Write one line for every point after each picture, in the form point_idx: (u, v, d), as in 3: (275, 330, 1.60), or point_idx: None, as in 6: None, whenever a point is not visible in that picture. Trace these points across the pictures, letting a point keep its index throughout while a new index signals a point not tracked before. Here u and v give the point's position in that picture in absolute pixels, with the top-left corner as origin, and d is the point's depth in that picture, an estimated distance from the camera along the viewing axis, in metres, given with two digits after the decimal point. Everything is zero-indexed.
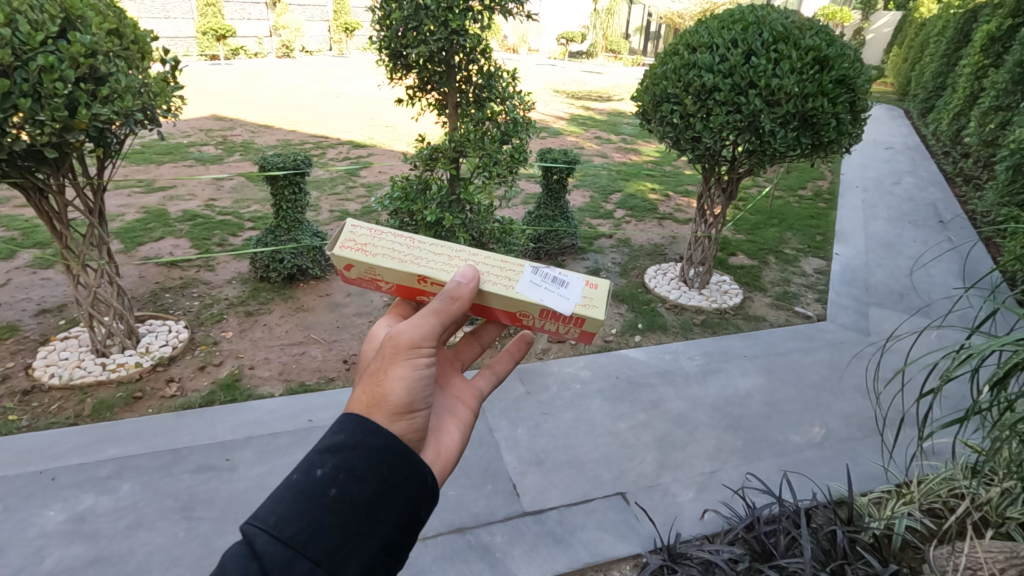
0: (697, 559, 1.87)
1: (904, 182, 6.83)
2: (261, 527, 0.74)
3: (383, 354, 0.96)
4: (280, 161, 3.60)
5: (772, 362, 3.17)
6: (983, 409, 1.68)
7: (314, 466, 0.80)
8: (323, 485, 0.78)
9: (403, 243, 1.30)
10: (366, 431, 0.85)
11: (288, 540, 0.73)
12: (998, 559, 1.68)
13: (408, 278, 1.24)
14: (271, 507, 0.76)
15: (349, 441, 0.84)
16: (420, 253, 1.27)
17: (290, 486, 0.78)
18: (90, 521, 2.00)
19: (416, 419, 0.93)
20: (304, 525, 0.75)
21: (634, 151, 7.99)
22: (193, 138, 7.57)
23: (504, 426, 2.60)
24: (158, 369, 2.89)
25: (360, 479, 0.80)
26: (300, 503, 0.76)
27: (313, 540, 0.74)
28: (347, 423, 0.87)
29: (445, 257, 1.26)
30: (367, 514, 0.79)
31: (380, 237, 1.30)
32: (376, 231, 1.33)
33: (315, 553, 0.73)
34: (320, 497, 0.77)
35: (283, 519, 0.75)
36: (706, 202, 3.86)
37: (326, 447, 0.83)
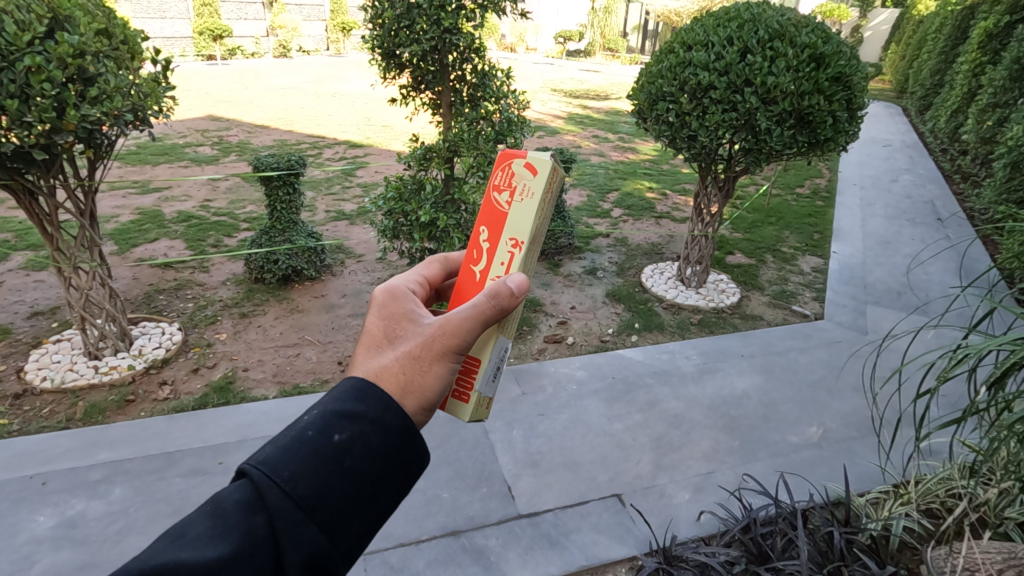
0: (693, 562, 1.85)
1: (902, 180, 6.81)
2: (274, 482, 0.72)
3: (424, 346, 0.92)
4: (274, 162, 3.58)
5: (770, 361, 3.15)
6: (980, 409, 1.67)
7: (333, 429, 0.77)
8: (340, 453, 0.76)
9: None
10: (389, 408, 0.82)
11: (299, 502, 0.72)
12: (996, 561, 1.66)
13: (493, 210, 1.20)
14: (287, 460, 0.74)
15: (369, 414, 0.81)
16: None
17: (306, 444, 0.75)
18: (80, 526, 1.99)
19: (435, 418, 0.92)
20: (316, 490, 0.73)
21: (632, 150, 7.97)
22: (189, 138, 7.55)
23: (500, 428, 2.58)
24: (151, 371, 2.87)
25: (375, 452, 0.78)
26: (316, 466, 0.74)
27: (322, 508, 0.73)
28: (369, 393, 0.83)
29: None
30: (375, 487, 0.78)
31: None
32: None
33: (321, 519, 0.72)
34: (334, 465, 0.75)
35: (297, 477, 0.73)
36: (703, 201, 3.85)
37: (345, 412, 0.80)
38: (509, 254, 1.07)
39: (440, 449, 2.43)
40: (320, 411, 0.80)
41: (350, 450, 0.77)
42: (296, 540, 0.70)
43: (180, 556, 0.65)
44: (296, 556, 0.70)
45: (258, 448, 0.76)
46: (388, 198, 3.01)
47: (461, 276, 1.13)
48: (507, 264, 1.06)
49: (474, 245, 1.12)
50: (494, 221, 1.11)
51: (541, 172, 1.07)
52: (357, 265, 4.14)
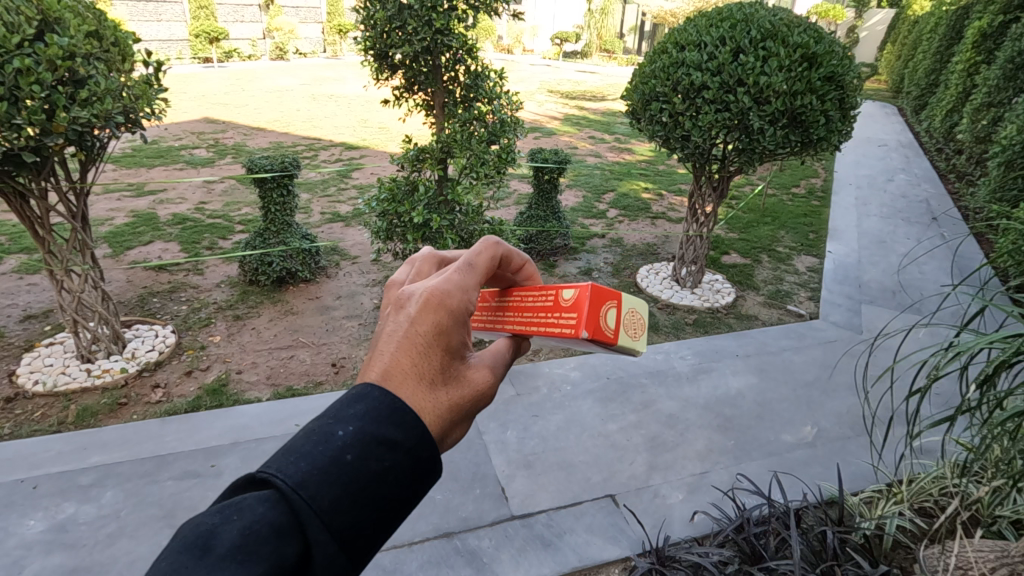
0: (686, 562, 1.84)
1: (897, 180, 6.83)
2: (311, 512, 0.58)
3: (468, 404, 0.78)
4: (268, 164, 3.57)
5: (764, 361, 3.15)
6: (972, 407, 1.65)
7: (376, 456, 0.62)
8: (383, 481, 0.62)
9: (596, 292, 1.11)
10: (433, 437, 0.67)
11: (336, 540, 0.59)
12: (988, 559, 1.65)
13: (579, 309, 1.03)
14: (325, 487, 0.59)
15: (415, 437, 0.66)
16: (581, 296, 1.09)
17: (347, 469, 0.61)
18: (70, 530, 1.98)
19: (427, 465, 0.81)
20: (354, 524, 0.60)
21: (628, 151, 7.99)
22: (185, 141, 7.54)
23: (493, 429, 2.58)
24: (144, 374, 2.86)
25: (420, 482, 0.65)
26: (360, 498, 0.60)
27: (359, 543, 0.61)
28: (411, 417, 0.67)
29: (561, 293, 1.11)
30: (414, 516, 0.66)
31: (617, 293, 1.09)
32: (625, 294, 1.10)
33: (357, 555, 0.60)
34: (377, 493, 0.62)
35: (334, 510, 0.59)
36: (697, 201, 3.84)
37: (389, 435, 0.64)
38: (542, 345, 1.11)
39: None
40: (359, 426, 0.64)
41: (393, 479, 0.63)
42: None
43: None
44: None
45: (288, 461, 0.61)
46: (382, 199, 3.01)
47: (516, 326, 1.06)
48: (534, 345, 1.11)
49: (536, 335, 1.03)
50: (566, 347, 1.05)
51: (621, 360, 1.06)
52: (352, 267, 4.14)
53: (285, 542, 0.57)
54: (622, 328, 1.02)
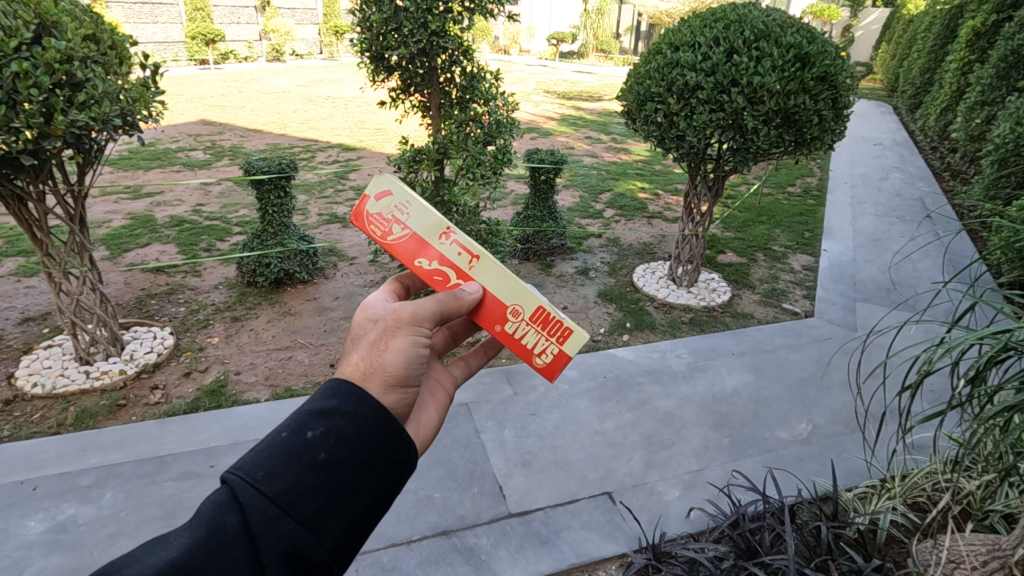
0: (682, 557, 1.86)
1: (892, 178, 6.86)
2: (248, 484, 0.73)
3: (383, 328, 0.99)
4: (266, 165, 3.58)
5: (760, 358, 3.18)
6: (963, 402, 1.66)
7: (306, 428, 0.80)
8: (313, 448, 0.78)
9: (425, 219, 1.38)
10: (360, 400, 0.85)
11: (274, 500, 0.73)
12: (980, 552, 1.67)
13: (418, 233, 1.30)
14: (261, 462, 0.76)
15: (342, 408, 0.84)
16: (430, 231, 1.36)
17: (280, 444, 0.78)
18: (70, 531, 1.99)
19: (409, 393, 0.95)
20: (290, 488, 0.75)
21: (624, 151, 8.01)
22: (182, 143, 7.53)
23: (491, 428, 2.59)
24: (143, 376, 2.87)
25: (350, 445, 0.80)
26: (290, 464, 0.76)
27: (298, 502, 0.74)
28: (341, 389, 0.87)
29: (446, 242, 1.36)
30: (353, 478, 0.79)
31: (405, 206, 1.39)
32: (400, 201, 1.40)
33: (298, 513, 0.74)
34: (309, 459, 0.77)
35: (270, 477, 0.75)
36: (692, 201, 3.87)
37: (318, 411, 0.83)
38: (455, 245, 1.27)
39: (431, 449, 2.44)
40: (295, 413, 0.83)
41: (323, 443, 0.79)
42: (272, 536, 0.71)
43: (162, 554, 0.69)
44: (274, 549, 0.71)
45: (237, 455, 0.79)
46: None
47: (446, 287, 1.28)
48: (460, 247, 1.27)
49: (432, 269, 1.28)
50: (423, 243, 1.29)
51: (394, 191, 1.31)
52: (350, 268, 4.15)
53: (226, 509, 0.73)
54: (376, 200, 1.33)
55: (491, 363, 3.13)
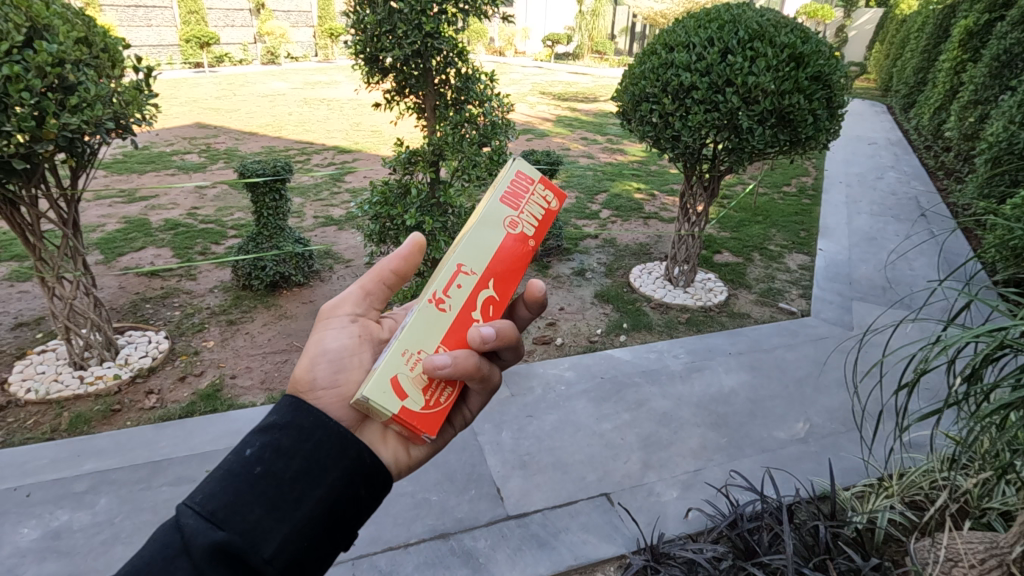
0: (680, 559, 1.86)
1: (887, 177, 6.89)
2: (187, 504, 0.80)
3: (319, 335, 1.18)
4: (260, 168, 3.57)
5: (757, 358, 3.18)
6: (960, 400, 1.66)
7: (246, 446, 0.87)
8: (251, 464, 0.85)
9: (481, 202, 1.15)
10: (298, 412, 0.92)
11: (209, 515, 0.79)
12: (978, 550, 1.68)
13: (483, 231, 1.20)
14: (202, 484, 0.83)
15: (279, 422, 0.90)
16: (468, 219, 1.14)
17: (221, 466, 0.85)
18: (65, 537, 1.97)
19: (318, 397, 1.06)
20: (225, 503, 0.81)
21: (620, 151, 8.03)
22: (176, 146, 7.50)
23: (489, 430, 2.58)
24: (138, 380, 2.86)
25: (282, 456, 0.86)
26: (228, 482, 0.83)
27: (233, 514, 0.80)
28: (282, 405, 0.94)
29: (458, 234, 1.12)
30: (288, 485, 0.84)
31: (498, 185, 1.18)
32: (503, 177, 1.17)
33: (233, 525, 0.79)
34: (246, 475, 0.84)
35: (207, 496, 0.81)
36: (688, 201, 3.87)
37: (259, 429, 0.90)
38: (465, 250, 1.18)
39: None
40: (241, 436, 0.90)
41: (259, 458, 0.85)
42: (205, 545, 0.77)
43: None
44: (208, 558, 0.76)
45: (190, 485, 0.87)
46: (373, 202, 3.01)
47: None
48: None
49: None
50: None
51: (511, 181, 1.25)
52: (346, 270, 4.13)
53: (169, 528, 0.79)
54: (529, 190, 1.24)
55: None
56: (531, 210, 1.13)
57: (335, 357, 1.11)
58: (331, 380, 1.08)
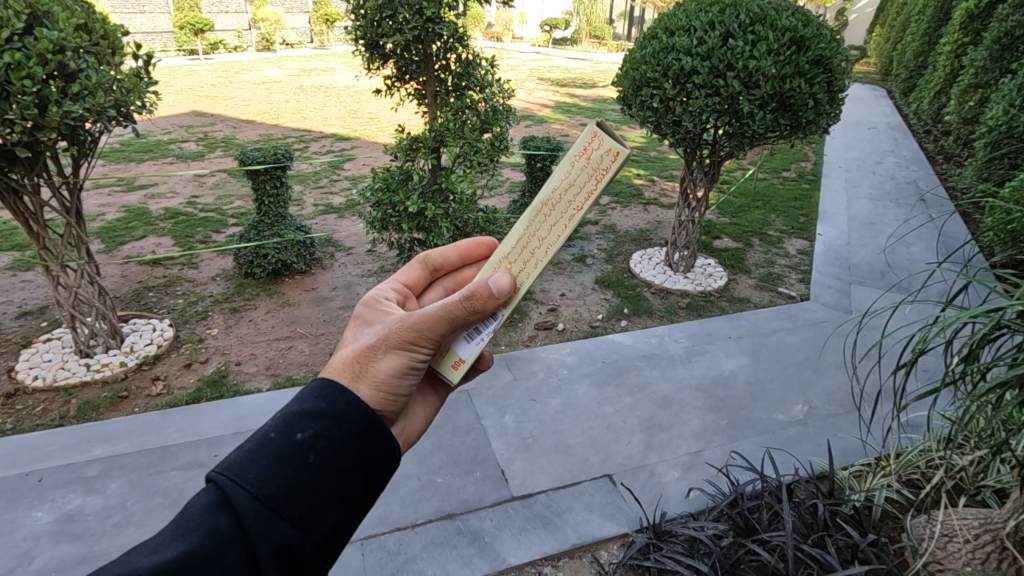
0: (682, 536, 1.92)
1: (886, 162, 6.89)
2: (237, 484, 0.79)
3: (382, 339, 1.00)
4: (261, 156, 3.58)
5: (757, 342, 3.21)
6: (956, 379, 1.69)
7: (296, 429, 0.85)
8: (304, 450, 0.83)
9: (575, 198, 1.07)
10: (350, 403, 0.90)
11: (265, 501, 0.78)
12: (973, 526, 1.78)
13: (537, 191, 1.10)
14: (251, 464, 0.81)
15: (331, 409, 0.88)
16: (553, 218, 1.08)
17: (270, 444, 0.83)
18: (78, 520, 2.01)
19: (394, 403, 0.99)
20: (281, 490, 0.80)
21: (620, 137, 7.99)
22: (173, 135, 7.45)
23: (492, 413, 2.61)
24: (143, 368, 2.88)
25: (338, 450, 0.85)
26: (281, 467, 0.81)
27: (289, 504, 0.80)
28: (331, 390, 0.91)
29: (547, 226, 1.08)
30: (340, 482, 0.84)
31: (581, 172, 1.06)
32: (600, 171, 1.05)
33: (290, 515, 0.79)
34: (298, 461, 0.82)
35: (261, 479, 0.79)
36: (689, 186, 3.87)
37: (306, 412, 0.87)
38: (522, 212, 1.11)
39: (433, 435, 2.47)
40: (281, 413, 0.87)
41: (312, 444, 0.84)
42: (268, 535, 0.77)
43: (154, 559, 0.73)
44: (267, 548, 0.77)
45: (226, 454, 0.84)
46: (375, 189, 3.01)
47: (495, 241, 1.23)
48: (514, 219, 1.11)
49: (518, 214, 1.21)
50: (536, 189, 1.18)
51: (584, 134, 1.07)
52: (347, 258, 4.14)
53: (219, 511, 0.78)
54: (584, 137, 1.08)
55: (490, 349, 3.14)
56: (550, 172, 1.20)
57: (419, 376, 1.03)
58: (408, 391, 1.02)
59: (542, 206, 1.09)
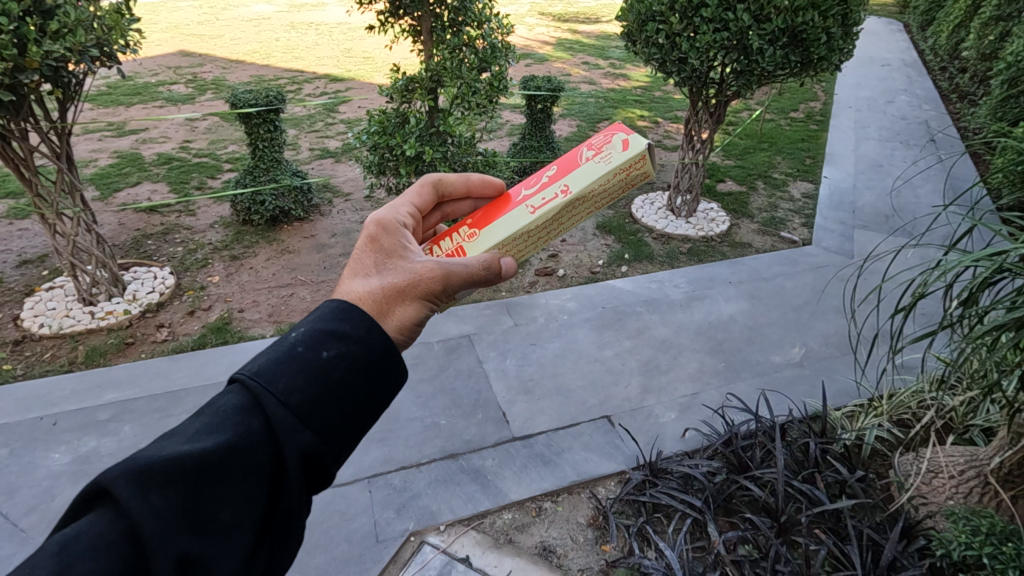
0: (677, 473, 2.01)
1: (898, 101, 6.68)
2: (267, 390, 0.79)
3: (406, 283, 1.00)
4: (252, 98, 3.49)
5: (757, 286, 3.22)
6: (953, 322, 1.69)
7: (321, 347, 0.85)
8: (330, 366, 0.83)
9: (597, 202, 1.32)
10: (372, 328, 0.90)
11: (294, 408, 0.79)
12: (958, 463, 1.86)
13: (576, 183, 1.26)
14: (280, 373, 0.80)
15: (355, 332, 0.88)
16: (577, 212, 1.30)
17: (296, 357, 0.83)
18: (95, 461, 2.09)
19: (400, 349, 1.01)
20: (307, 401, 0.80)
21: (624, 76, 7.71)
22: (161, 76, 7.20)
23: (493, 358, 2.66)
24: (147, 315, 2.91)
25: (364, 368, 0.86)
26: (308, 379, 0.81)
27: (315, 414, 0.80)
28: (353, 314, 0.91)
29: (570, 217, 1.30)
30: (362, 399, 0.86)
31: (615, 184, 1.30)
32: (622, 188, 1.33)
33: (316, 425, 0.80)
34: (324, 375, 0.82)
35: (290, 388, 0.79)
36: (694, 127, 3.77)
37: (331, 332, 0.87)
38: (555, 197, 1.26)
39: (436, 379, 2.52)
40: (308, 330, 0.87)
41: (337, 362, 0.84)
42: (296, 440, 0.77)
43: (192, 449, 0.71)
44: (291, 453, 0.77)
45: (250, 360, 0.83)
46: (371, 132, 2.93)
47: (512, 195, 1.33)
48: (548, 202, 1.26)
49: (538, 176, 1.32)
50: (569, 166, 1.31)
51: (630, 150, 1.29)
52: (345, 204, 4.09)
53: (252, 412, 0.77)
54: (626, 149, 1.30)
55: (491, 295, 3.15)
56: (585, 154, 1.32)
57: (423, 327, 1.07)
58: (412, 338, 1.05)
59: (579, 200, 1.27)
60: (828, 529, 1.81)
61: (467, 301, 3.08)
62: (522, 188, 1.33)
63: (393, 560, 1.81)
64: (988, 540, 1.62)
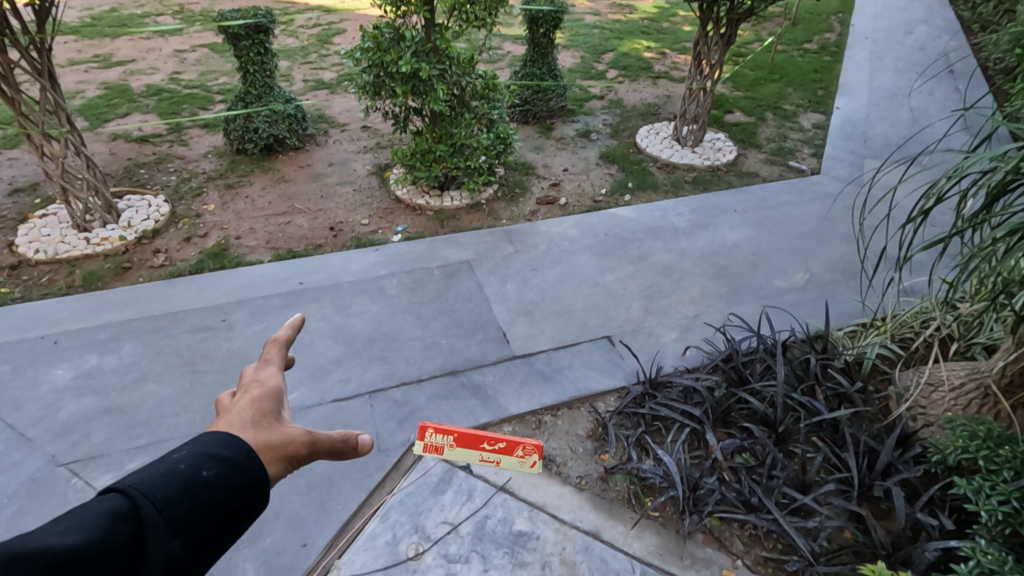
0: (678, 387, 2.03)
1: (917, 32, 6.38)
2: (142, 498, 0.65)
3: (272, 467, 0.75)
4: (239, 16, 3.35)
5: (763, 214, 3.16)
6: (963, 229, 1.65)
7: (203, 464, 0.70)
8: (214, 483, 0.69)
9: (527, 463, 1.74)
10: (254, 451, 0.74)
11: (168, 522, 0.65)
12: (959, 375, 1.86)
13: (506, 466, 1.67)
14: (160, 482, 0.67)
15: (243, 449, 0.74)
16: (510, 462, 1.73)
17: (175, 469, 0.69)
18: (98, 376, 2.10)
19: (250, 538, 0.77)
20: (185, 514, 0.66)
21: (630, 6, 7.35)
22: (146, 7, 6.89)
23: (494, 282, 2.63)
24: (144, 241, 2.87)
25: (248, 488, 0.72)
26: (188, 495, 0.67)
27: (191, 529, 0.67)
28: (235, 436, 0.75)
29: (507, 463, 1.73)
30: (251, 506, 0.73)
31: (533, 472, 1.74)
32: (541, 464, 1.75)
33: (190, 539, 0.66)
34: (209, 490, 0.69)
35: (167, 498, 0.66)
36: (702, 52, 3.61)
37: (220, 443, 0.73)
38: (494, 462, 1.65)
39: (436, 301, 2.50)
40: (191, 445, 0.72)
41: (220, 481, 0.70)
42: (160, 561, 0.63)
43: (47, 548, 0.59)
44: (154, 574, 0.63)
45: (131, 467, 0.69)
46: (366, 49, 2.80)
47: (473, 442, 1.63)
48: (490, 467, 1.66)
49: (490, 441, 1.64)
50: (513, 447, 1.65)
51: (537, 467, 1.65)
52: (341, 134, 3.97)
53: (119, 520, 0.62)
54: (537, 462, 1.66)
55: (491, 222, 3.10)
56: (519, 448, 1.64)
57: None
58: None
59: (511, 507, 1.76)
60: (826, 438, 1.83)
61: (467, 228, 3.03)
62: (484, 443, 1.63)
63: (395, 467, 1.85)
64: (985, 444, 1.62)
